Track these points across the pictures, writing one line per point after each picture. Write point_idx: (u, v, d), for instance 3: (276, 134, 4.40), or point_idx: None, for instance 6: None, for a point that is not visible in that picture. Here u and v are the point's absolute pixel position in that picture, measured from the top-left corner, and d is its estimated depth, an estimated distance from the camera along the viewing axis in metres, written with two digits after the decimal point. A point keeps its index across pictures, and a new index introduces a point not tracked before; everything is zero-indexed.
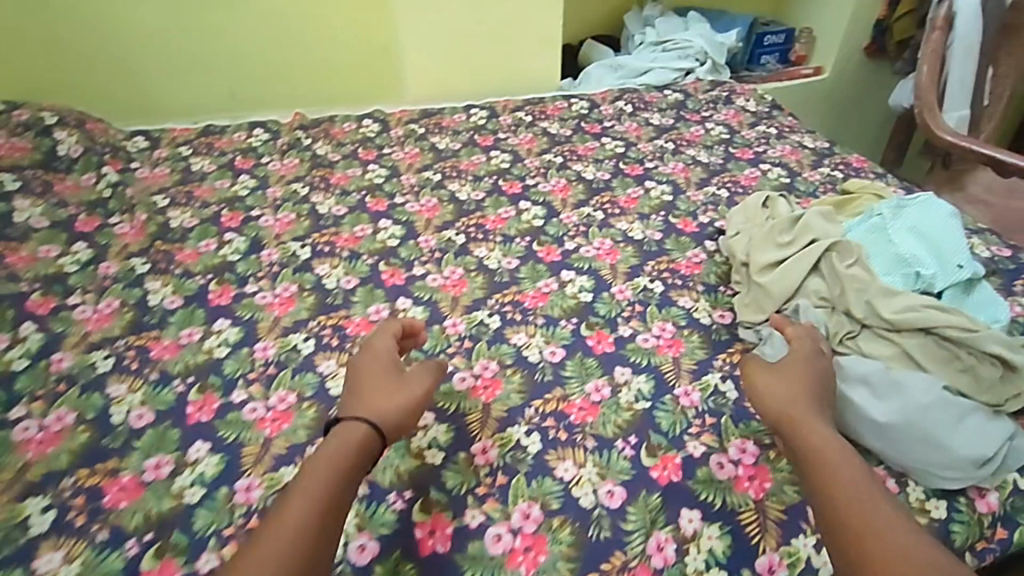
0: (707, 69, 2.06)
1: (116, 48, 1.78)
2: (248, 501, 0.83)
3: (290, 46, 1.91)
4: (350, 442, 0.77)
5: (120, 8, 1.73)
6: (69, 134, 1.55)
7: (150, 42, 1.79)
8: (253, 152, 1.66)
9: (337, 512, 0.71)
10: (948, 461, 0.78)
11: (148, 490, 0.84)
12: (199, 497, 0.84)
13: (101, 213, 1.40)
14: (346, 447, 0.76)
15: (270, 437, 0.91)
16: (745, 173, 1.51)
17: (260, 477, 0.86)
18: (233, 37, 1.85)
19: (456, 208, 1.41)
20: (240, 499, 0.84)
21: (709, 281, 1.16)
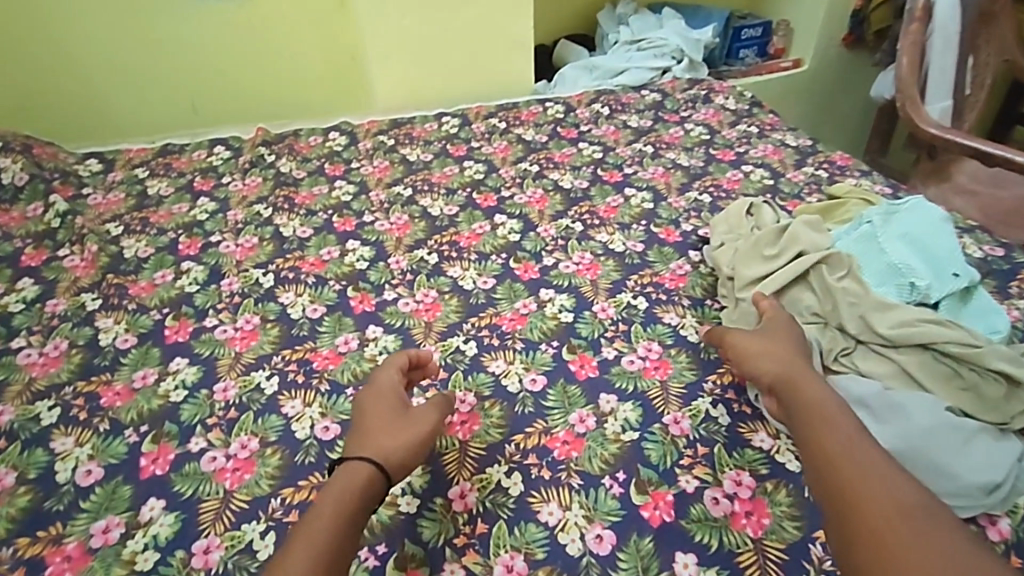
0: (685, 66, 2.01)
1: (65, 67, 1.69)
2: (206, 565, 0.75)
3: (252, 57, 1.83)
4: (354, 482, 0.73)
5: (66, 24, 1.64)
6: (12, 160, 1.47)
7: (101, 59, 1.71)
8: (213, 172, 1.58)
9: (340, 554, 0.67)
10: (958, 488, 0.73)
11: (95, 558, 0.76)
12: (152, 563, 0.75)
13: (50, 244, 1.31)
14: (347, 489, 0.72)
15: (231, 490, 0.83)
16: (728, 175, 1.46)
17: (220, 535, 0.78)
18: (191, 50, 1.77)
19: (428, 224, 1.35)
20: (197, 564, 0.75)
21: (694, 296, 1.11)
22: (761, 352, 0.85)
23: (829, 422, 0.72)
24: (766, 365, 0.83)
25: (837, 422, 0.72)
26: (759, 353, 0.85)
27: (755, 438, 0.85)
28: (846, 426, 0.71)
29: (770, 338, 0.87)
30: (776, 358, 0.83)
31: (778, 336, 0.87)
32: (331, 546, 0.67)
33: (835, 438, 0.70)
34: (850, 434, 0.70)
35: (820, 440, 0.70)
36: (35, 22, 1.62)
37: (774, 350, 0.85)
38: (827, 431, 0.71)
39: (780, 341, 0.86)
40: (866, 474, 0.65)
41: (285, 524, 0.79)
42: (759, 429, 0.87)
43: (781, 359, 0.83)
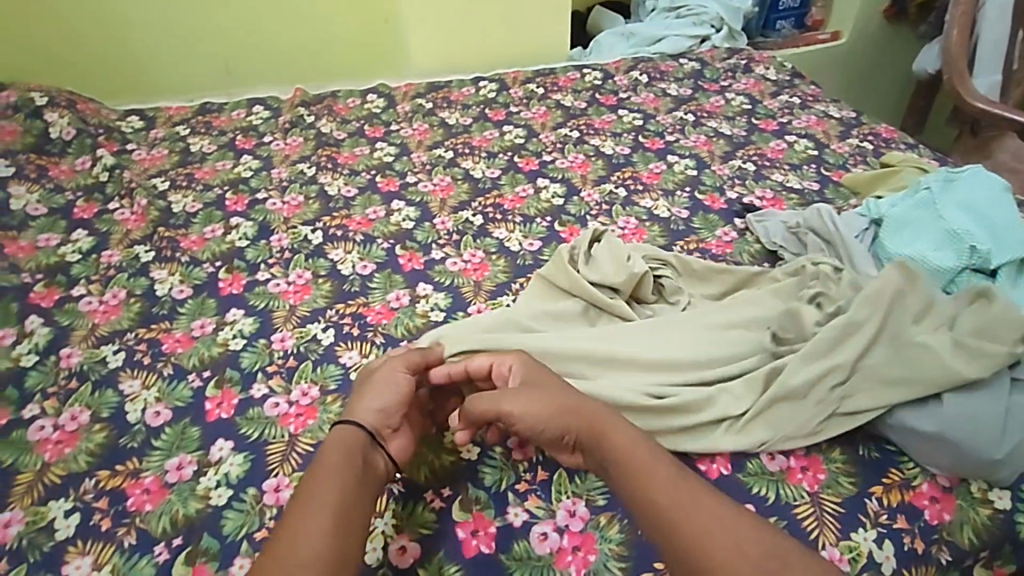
0: (724, 35, 1.98)
1: (105, 24, 1.69)
2: (278, 503, 0.77)
3: (288, 18, 1.83)
4: (340, 454, 0.70)
5: None
6: (59, 115, 1.49)
7: (140, 17, 1.71)
8: (254, 131, 1.58)
9: (349, 519, 0.64)
10: (993, 457, 0.73)
11: (173, 491, 0.79)
12: (226, 499, 0.78)
13: (100, 198, 1.34)
14: (334, 464, 0.68)
15: (296, 433, 0.86)
16: (771, 145, 1.46)
17: (289, 476, 0.80)
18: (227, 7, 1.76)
19: (471, 186, 1.35)
20: (269, 501, 0.78)
21: (742, 262, 1.12)
22: (540, 406, 0.74)
23: (648, 470, 0.66)
24: (555, 418, 0.73)
25: (648, 468, 0.66)
26: (546, 403, 0.74)
27: None
28: (657, 465, 0.67)
29: (542, 376, 0.78)
30: (556, 414, 0.73)
31: (544, 375, 0.78)
32: (339, 517, 0.63)
33: (660, 490, 0.64)
34: (664, 479, 0.65)
35: (649, 493, 0.65)
36: None
37: (552, 398, 0.74)
38: (649, 484, 0.65)
39: (549, 383, 0.77)
40: (711, 524, 0.61)
41: None
42: None
43: (568, 409, 0.73)
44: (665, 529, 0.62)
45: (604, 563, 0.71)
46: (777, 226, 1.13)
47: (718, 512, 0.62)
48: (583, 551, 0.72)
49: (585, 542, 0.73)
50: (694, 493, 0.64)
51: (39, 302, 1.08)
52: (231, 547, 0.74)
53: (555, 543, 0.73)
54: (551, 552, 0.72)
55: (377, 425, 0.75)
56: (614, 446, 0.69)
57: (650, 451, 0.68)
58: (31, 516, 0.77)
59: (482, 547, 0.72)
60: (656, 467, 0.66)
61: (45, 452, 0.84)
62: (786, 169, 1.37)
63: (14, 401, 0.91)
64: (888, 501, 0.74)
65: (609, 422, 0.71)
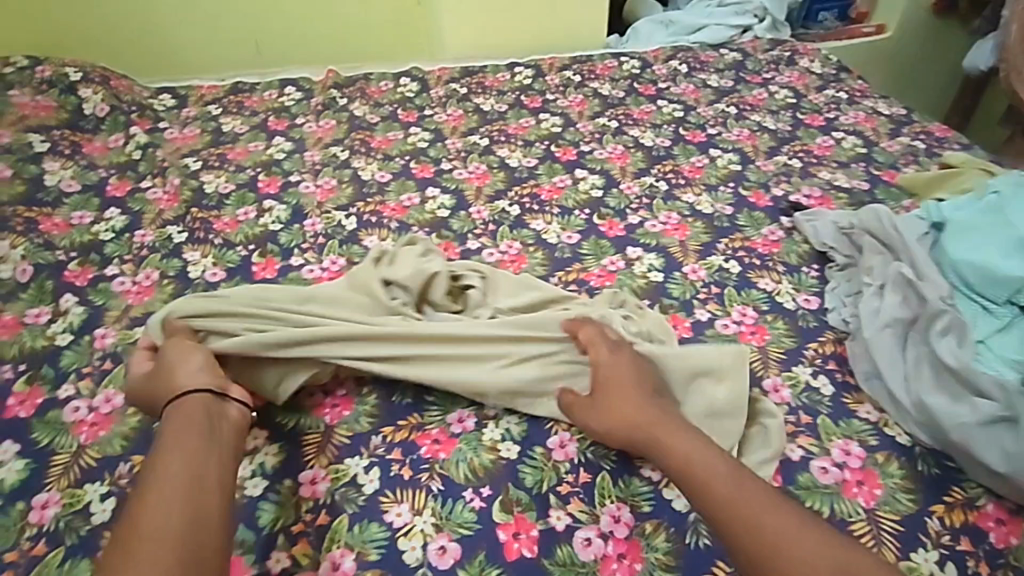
0: (767, 25, 1.91)
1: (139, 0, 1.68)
2: (314, 496, 0.75)
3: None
4: (188, 426, 0.69)
5: None
6: (93, 91, 1.48)
7: None
8: (286, 112, 1.56)
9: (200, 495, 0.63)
10: None
11: None
12: (261, 490, 0.75)
13: (132, 176, 1.32)
14: (187, 432, 0.68)
15: (332, 425, 0.82)
16: (818, 141, 1.41)
17: (325, 468, 0.78)
18: None
19: (507, 175, 1.32)
20: (305, 493, 0.76)
21: (790, 262, 1.08)
22: (618, 415, 0.75)
23: (718, 475, 0.67)
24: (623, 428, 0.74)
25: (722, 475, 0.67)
26: (618, 412, 0.75)
27: (862, 410, 0.83)
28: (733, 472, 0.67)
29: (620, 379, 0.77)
30: (620, 426, 0.74)
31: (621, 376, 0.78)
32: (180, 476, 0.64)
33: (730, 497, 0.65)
34: (737, 486, 0.66)
35: (727, 499, 0.65)
36: None
37: (628, 406, 0.75)
38: (724, 490, 0.65)
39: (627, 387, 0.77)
40: (784, 533, 0.61)
41: (388, 460, 0.78)
42: (865, 400, 0.84)
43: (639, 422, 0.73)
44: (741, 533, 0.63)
45: (650, 572, 0.69)
46: (827, 227, 1.09)
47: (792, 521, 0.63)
48: (629, 559, 0.70)
49: (631, 549, 0.71)
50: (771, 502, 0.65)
51: (74, 280, 1.07)
52: (267, 540, 0.71)
53: (600, 550, 0.70)
54: (595, 558, 0.70)
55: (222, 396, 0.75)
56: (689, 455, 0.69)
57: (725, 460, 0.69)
58: (69, 499, 0.76)
59: (524, 551, 0.70)
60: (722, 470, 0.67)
61: (80, 433, 0.83)
62: (834, 166, 1.32)
63: (49, 380, 0.90)
64: (950, 521, 0.71)
65: (682, 430, 0.72)
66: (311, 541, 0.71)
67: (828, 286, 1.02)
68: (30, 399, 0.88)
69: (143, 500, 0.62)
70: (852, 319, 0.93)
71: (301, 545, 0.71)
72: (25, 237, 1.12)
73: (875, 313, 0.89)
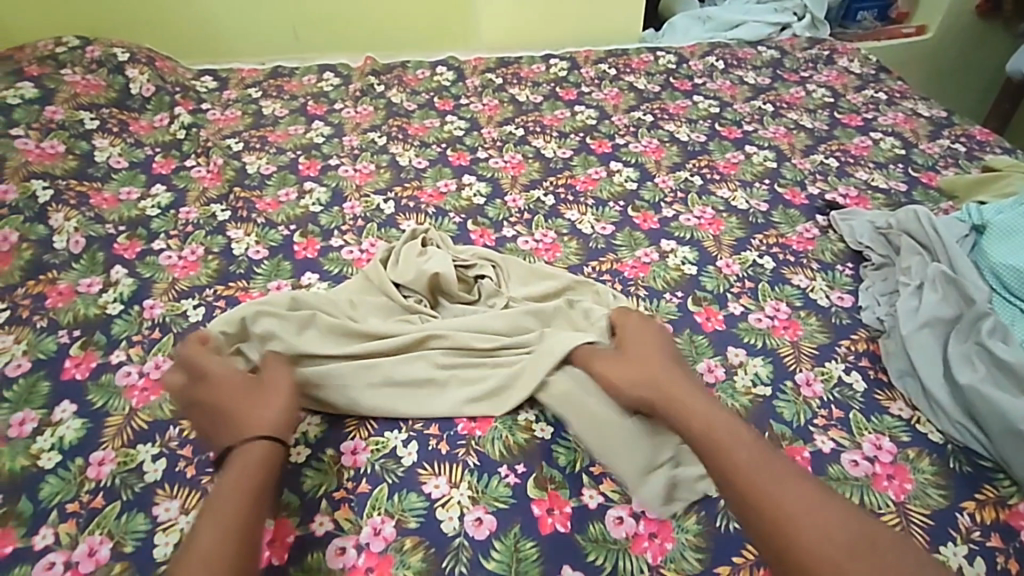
0: (806, 24, 1.90)
1: None
2: (355, 465, 0.77)
3: None
4: (241, 466, 0.69)
5: None
6: (140, 72, 1.51)
7: None
8: (325, 97, 1.59)
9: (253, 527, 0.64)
10: None
11: None
12: (304, 457, 0.78)
13: (177, 154, 1.36)
14: (251, 472, 0.68)
15: None
16: (855, 141, 1.40)
17: (366, 439, 0.80)
18: None
19: (542, 165, 1.33)
20: (347, 462, 0.78)
21: (824, 260, 1.08)
22: (636, 382, 0.78)
23: (736, 448, 0.68)
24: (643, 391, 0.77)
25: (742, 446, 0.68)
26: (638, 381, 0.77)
27: (893, 407, 0.83)
28: (752, 446, 0.68)
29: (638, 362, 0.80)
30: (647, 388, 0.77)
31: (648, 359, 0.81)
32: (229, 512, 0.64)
33: (741, 469, 0.66)
34: (754, 458, 0.66)
35: (735, 468, 0.66)
36: None
37: (649, 377, 0.78)
38: (738, 461, 0.66)
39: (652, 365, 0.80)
40: (795, 506, 0.62)
41: (426, 435, 0.80)
42: (898, 397, 0.85)
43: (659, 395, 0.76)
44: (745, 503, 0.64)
45: (681, 552, 0.70)
46: (864, 227, 1.09)
47: (808, 497, 0.63)
48: (660, 538, 0.71)
49: (661, 529, 0.72)
50: (787, 478, 0.65)
51: (123, 252, 1.11)
52: (312, 504, 0.74)
53: (631, 529, 0.72)
54: (627, 536, 0.71)
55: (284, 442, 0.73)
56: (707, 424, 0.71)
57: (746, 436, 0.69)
58: (123, 457, 0.79)
59: (558, 526, 0.72)
60: (740, 445, 0.68)
61: (132, 397, 0.87)
62: (871, 167, 1.32)
63: (102, 346, 0.94)
64: (982, 517, 0.72)
65: (709, 404, 0.74)
66: (352, 507, 0.73)
67: (862, 285, 1.02)
68: (85, 362, 0.91)
69: (193, 540, 0.61)
70: (886, 318, 0.93)
71: (343, 510, 0.73)
72: (78, 209, 1.16)
73: (911, 312, 0.89)
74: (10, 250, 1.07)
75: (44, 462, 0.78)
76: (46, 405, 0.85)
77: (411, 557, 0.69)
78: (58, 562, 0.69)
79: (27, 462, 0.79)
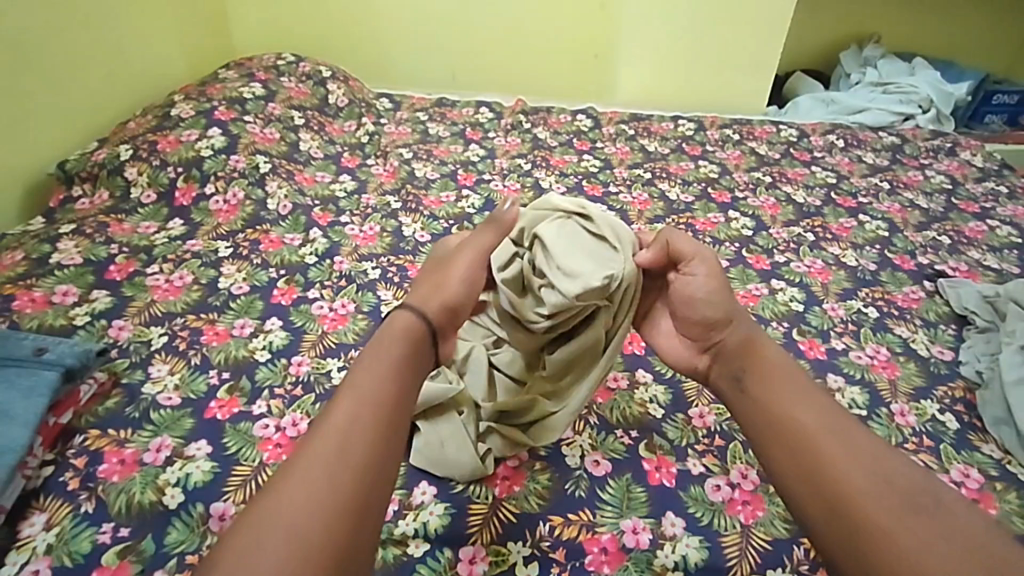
0: (931, 117, 2.01)
1: (371, 20, 2.11)
2: (589, 467, 0.85)
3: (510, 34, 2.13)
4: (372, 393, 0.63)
5: None
6: (338, 87, 1.83)
7: (393, 20, 2.11)
8: (480, 127, 1.85)
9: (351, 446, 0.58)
10: None
11: (526, 473, 0.84)
12: (548, 452, 0.87)
13: (360, 155, 1.65)
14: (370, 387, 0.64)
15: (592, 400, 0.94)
16: (970, 225, 1.48)
17: (599, 449, 0.87)
18: (466, 24, 2.12)
19: (666, 205, 1.50)
20: (588, 467, 0.85)
21: (928, 318, 1.17)
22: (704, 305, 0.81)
23: (779, 400, 0.70)
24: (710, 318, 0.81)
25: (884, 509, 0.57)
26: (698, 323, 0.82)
27: (984, 447, 0.92)
28: (880, 494, 0.59)
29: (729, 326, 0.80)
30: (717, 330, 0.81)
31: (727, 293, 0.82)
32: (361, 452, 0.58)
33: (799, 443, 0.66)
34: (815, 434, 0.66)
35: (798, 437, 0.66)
36: None
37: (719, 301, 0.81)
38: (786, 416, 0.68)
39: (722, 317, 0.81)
40: (836, 460, 0.63)
41: None
42: (989, 440, 0.93)
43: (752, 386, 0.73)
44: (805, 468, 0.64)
45: (771, 520, 0.79)
46: (971, 295, 1.17)
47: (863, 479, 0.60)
48: (753, 505, 0.81)
49: (755, 499, 0.82)
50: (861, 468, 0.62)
51: (318, 219, 1.36)
52: (562, 500, 0.81)
53: (727, 494, 0.82)
54: (723, 500, 0.82)
55: (442, 323, 0.77)
56: (816, 464, 0.63)
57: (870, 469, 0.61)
58: (317, 363, 0.99)
59: (663, 480, 0.84)
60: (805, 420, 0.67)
61: (324, 323, 1.08)
62: (984, 248, 1.39)
63: (301, 284, 1.17)
64: None
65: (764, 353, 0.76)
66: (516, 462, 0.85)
67: (965, 343, 1.09)
68: (289, 293, 1.14)
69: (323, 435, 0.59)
70: (986, 371, 1.01)
71: (547, 500, 0.81)
72: (287, 182, 1.44)
73: (1015, 365, 0.98)
74: (238, 204, 1.37)
75: (259, 356, 1.00)
76: (260, 315, 1.09)
77: (540, 476, 0.84)
78: (271, 425, 0.88)
79: (247, 354, 1.00)
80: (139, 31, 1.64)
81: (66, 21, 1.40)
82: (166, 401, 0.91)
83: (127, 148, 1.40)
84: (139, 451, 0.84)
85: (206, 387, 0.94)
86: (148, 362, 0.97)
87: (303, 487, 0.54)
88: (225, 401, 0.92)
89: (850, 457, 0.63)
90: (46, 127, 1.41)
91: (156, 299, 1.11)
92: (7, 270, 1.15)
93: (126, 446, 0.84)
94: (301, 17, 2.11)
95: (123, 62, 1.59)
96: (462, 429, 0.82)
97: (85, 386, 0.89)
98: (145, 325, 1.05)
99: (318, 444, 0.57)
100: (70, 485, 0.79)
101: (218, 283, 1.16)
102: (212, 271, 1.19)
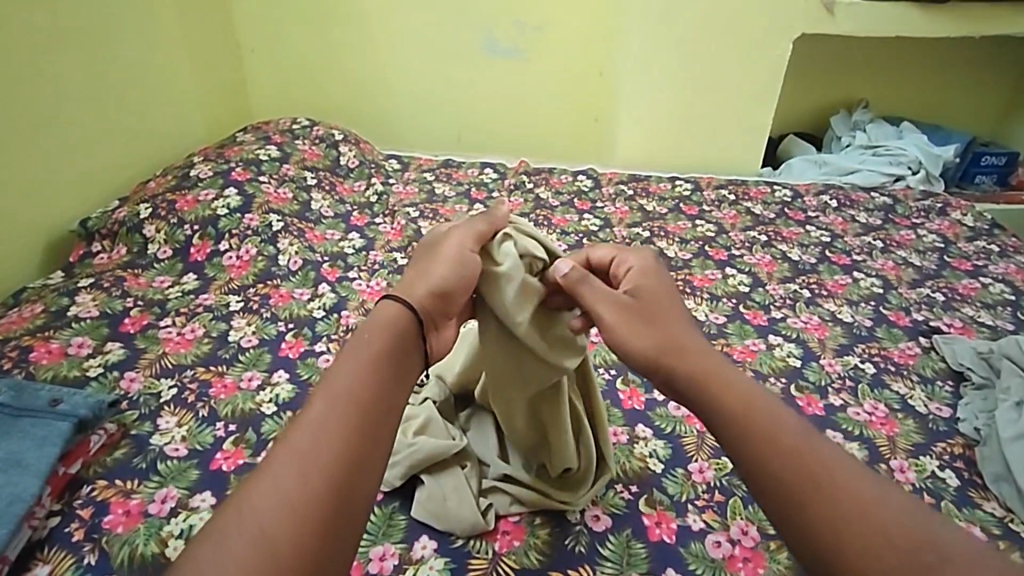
0: (920, 178, 2.08)
1: (383, 86, 2.23)
2: (591, 523, 0.85)
3: (513, 100, 2.25)
4: (335, 398, 0.60)
5: (385, 59, 2.18)
6: (349, 149, 1.92)
7: (403, 87, 2.24)
8: (485, 187, 1.92)
9: (315, 458, 0.55)
10: None
11: (527, 527, 0.84)
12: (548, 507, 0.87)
13: (369, 213, 1.71)
14: (339, 392, 0.61)
15: None
16: (964, 282, 1.51)
17: (600, 504, 0.88)
18: (473, 90, 2.24)
19: (665, 262, 1.54)
20: (589, 523, 0.85)
21: (925, 374, 1.18)
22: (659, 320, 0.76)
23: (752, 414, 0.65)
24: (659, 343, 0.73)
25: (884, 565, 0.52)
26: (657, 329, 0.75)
27: (986, 504, 0.92)
28: (864, 528, 0.54)
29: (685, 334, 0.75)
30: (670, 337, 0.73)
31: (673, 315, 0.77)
32: (318, 462, 0.55)
33: (775, 455, 0.61)
34: (789, 452, 0.61)
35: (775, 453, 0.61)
36: (366, 54, 2.18)
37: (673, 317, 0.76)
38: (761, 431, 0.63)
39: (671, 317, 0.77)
40: (819, 486, 0.58)
41: None
42: (991, 498, 0.93)
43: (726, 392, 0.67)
44: (782, 487, 0.59)
45: None
46: (966, 351, 1.19)
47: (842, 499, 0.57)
48: (753, 563, 0.81)
49: (755, 556, 0.81)
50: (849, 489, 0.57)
51: (327, 275, 1.41)
52: (561, 556, 0.81)
53: (728, 551, 0.82)
54: (723, 556, 0.82)
55: (431, 313, 0.74)
56: (790, 485, 0.59)
57: (874, 520, 0.55)
58: None
59: (663, 536, 0.84)
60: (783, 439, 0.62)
61: None
62: (978, 305, 1.42)
63: (308, 337, 1.20)
64: None
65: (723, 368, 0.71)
66: (517, 518, 0.85)
67: (961, 400, 1.11)
68: (296, 346, 1.17)
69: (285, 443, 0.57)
70: (984, 428, 1.02)
71: (547, 557, 0.81)
72: (298, 239, 1.49)
73: (1012, 422, 0.99)
74: (250, 259, 1.42)
75: (265, 408, 1.02)
76: (267, 368, 1.11)
77: (540, 530, 0.84)
78: None
79: (253, 406, 1.02)
80: (163, 99, 1.75)
81: (96, 90, 1.50)
82: (173, 452, 0.93)
83: (146, 207, 1.47)
84: (144, 502, 0.85)
85: (212, 439, 0.95)
86: (157, 414, 0.99)
87: (257, 499, 0.53)
88: (231, 453, 0.93)
89: (844, 508, 0.56)
90: (71, 188, 1.48)
91: (167, 351, 1.15)
92: (26, 322, 1.19)
93: (132, 497, 0.85)
94: (315, 80, 2.22)
95: (146, 127, 1.69)
96: (464, 483, 0.84)
97: (95, 436, 0.91)
98: (155, 377, 1.07)
99: (279, 456, 0.56)
100: (75, 536, 0.80)
101: (227, 336, 1.20)
102: (222, 324, 1.23)
